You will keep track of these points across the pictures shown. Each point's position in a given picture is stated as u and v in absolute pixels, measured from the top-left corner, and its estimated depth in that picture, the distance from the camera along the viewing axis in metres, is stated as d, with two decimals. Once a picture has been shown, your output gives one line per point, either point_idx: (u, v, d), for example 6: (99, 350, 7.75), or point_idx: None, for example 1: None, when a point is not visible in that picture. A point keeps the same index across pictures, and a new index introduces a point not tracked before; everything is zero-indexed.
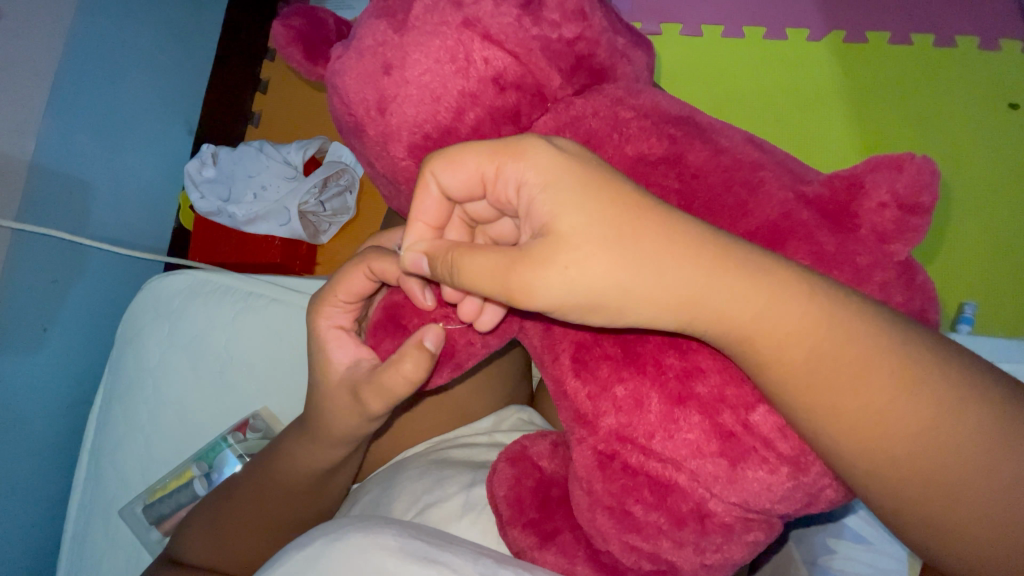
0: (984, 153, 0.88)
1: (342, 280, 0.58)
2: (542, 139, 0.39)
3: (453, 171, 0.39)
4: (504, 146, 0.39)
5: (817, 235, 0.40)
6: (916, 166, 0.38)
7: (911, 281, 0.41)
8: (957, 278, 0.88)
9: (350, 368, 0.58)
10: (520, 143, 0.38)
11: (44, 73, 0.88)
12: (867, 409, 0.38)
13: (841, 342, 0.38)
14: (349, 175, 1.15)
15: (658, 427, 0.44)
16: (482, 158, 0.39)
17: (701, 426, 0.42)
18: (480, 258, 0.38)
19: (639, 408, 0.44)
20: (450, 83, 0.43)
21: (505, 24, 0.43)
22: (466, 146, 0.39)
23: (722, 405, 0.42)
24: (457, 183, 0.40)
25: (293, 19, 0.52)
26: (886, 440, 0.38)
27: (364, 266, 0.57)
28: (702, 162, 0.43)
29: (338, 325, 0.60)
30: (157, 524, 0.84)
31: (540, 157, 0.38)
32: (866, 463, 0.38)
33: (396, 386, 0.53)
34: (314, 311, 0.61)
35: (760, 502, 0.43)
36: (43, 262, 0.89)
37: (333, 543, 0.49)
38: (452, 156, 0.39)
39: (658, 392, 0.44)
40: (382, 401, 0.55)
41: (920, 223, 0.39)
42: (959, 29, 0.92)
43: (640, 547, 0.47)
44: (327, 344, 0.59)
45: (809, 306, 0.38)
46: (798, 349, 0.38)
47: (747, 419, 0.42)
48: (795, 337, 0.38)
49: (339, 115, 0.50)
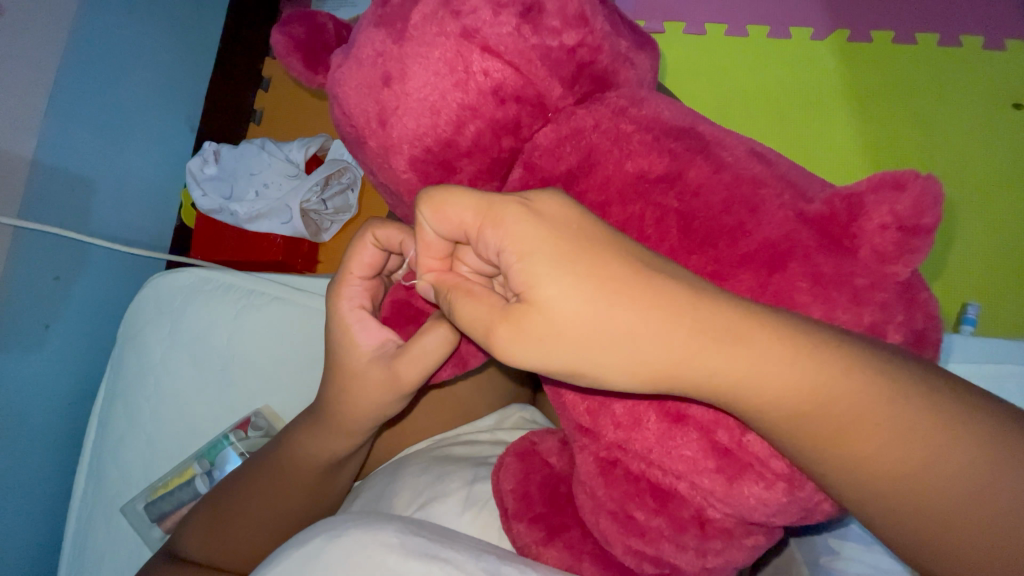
0: (989, 156, 0.88)
1: (354, 254, 0.58)
2: (521, 205, 0.39)
3: (437, 217, 0.40)
4: (485, 209, 0.39)
5: (814, 257, 0.40)
6: (919, 186, 0.38)
7: (913, 300, 0.41)
8: (962, 282, 0.88)
9: (379, 346, 0.57)
10: (500, 209, 0.39)
11: (46, 72, 0.88)
12: (859, 460, 0.38)
13: (827, 393, 0.38)
14: (351, 174, 1.15)
15: (656, 444, 0.44)
16: (465, 217, 0.40)
17: (698, 442, 0.42)
18: (471, 305, 0.40)
19: (637, 425, 0.44)
20: (450, 95, 0.43)
21: (504, 34, 0.42)
22: (454, 194, 0.40)
23: (717, 424, 0.42)
24: (445, 228, 0.41)
25: (293, 27, 0.52)
26: (869, 495, 0.38)
27: (367, 235, 0.57)
28: (704, 178, 0.42)
29: (358, 306, 0.58)
30: (159, 521, 0.84)
31: (516, 226, 0.38)
32: (854, 505, 0.39)
33: (428, 358, 0.54)
34: (332, 297, 0.59)
35: (755, 515, 0.43)
36: (45, 261, 0.89)
37: (334, 540, 0.50)
38: (437, 203, 0.40)
39: (655, 410, 0.44)
40: (411, 376, 0.55)
41: (921, 246, 0.39)
42: (966, 28, 0.91)
43: (642, 551, 0.47)
44: (352, 326, 0.58)
45: (794, 367, 0.37)
46: (789, 410, 0.38)
47: (742, 439, 0.41)
48: (786, 400, 0.38)
49: (340, 125, 0.50)
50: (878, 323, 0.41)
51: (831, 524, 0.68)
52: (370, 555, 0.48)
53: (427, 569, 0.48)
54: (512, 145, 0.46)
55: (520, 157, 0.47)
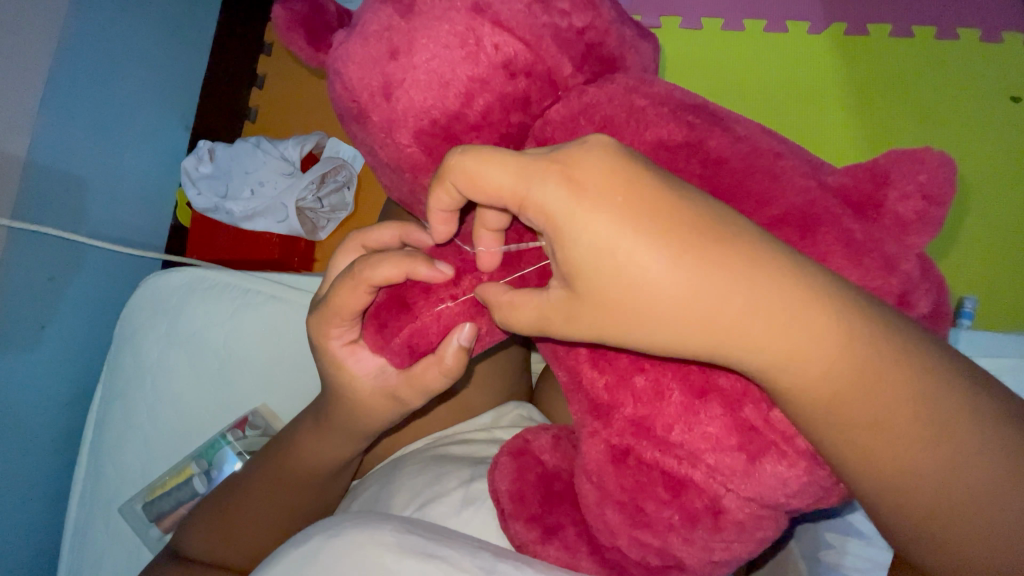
0: (986, 145, 0.88)
1: (340, 301, 0.51)
2: (562, 175, 0.37)
3: (473, 191, 0.39)
4: (521, 180, 0.38)
5: (845, 222, 0.40)
6: (937, 159, 0.40)
7: (931, 273, 0.42)
8: (963, 272, 0.88)
9: (378, 374, 0.56)
10: (537, 181, 0.37)
11: (40, 67, 0.87)
12: (886, 439, 0.38)
13: (861, 369, 0.38)
14: (347, 171, 1.14)
15: (678, 419, 0.43)
16: (501, 191, 0.39)
17: (722, 420, 0.42)
18: (521, 294, 0.42)
19: (659, 399, 0.44)
20: (459, 68, 0.43)
21: (516, 10, 0.43)
22: (487, 164, 0.38)
23: (745, 399, 0.42)
24: (478, 195, 0.39)
25: (295, 4, 0.51)
26: (904, 472, 0.38)
27: (361, 285, 0.49)
28: (724, 148, 0.42)
29: (350, 341, 0.55)
30: (157, 520, 0.84)
31: (556, 204, 0.37)
32: (881, 492, 0.39)
33: (435, 379, 0.53)
34: (321, 330, 0.55)
35: (775, 496, 0.43)
36: (39, 261, 0.88)
37: (332, 540, 0.50)
38: (466, 175, 0.39)
39: (679, 384, 0.43)
40: (418, 393, 0.56)
41: (938, 214, 0.40)
42: (962, 21, 0.91)
43: (648, 543, 0.47)
44: (346, 362, 0.56)
45: (829, 347, 0.38)
46: (827, 392, 0.38)
47: (770, 414, 0.42)
48: (826, 383, 0.38)
49: (341, 103, 0.49)
50: (906, 295, 0.40)
51: (828, 515, 0.68)
52: (368, 555, 0.49)
53: (425, 568, 0.48)
54: (521, 121, 0.45)
55: (531, 133, 0.46)
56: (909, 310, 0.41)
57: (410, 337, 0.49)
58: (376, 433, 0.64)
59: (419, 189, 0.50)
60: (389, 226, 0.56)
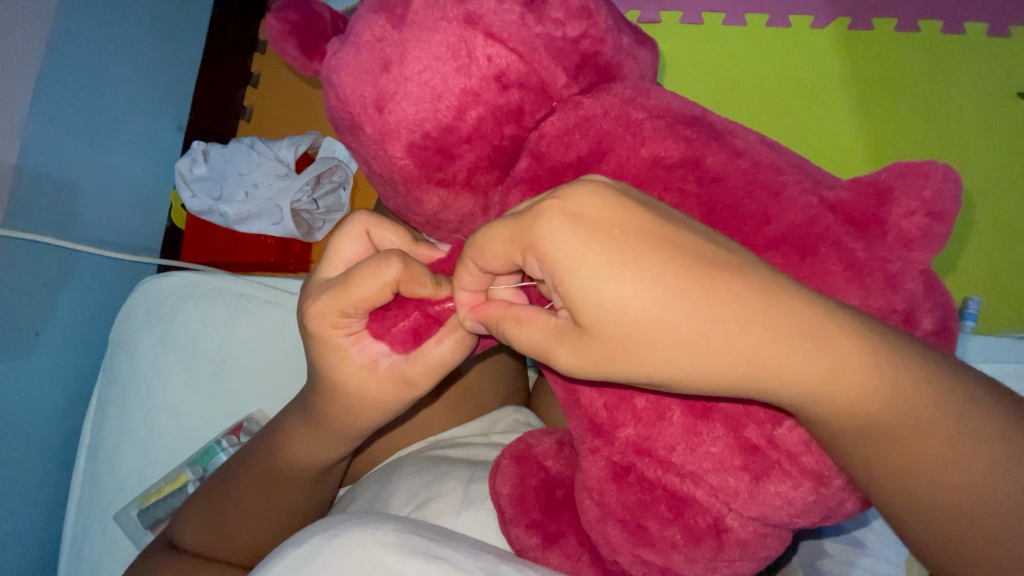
0: (992, 144, 0.86)
1: (357, 294, 0.47)
2: (560, 216, 0.36)
3: (484, 256, 0.40)
4: (522, 228, 0.37)
5: (849, 240, 0.39)
6: (940, 174, 0.39)
7: (937, 291, 0.40)
8: (968, 273, 0.87)
9: (384, 363, 0.52)
10: (535, 227, 0.36)
11: (26, 71, 0.85)
12: (901, 455, 0.38)
13: (873, 397, 0.37)
14: (343, 171, 1.11)
15: (680, 439, 0.42)
16: (503, 246, 0.38)
17: (725, 440, 0.41)
18: (526, 329, 0.40)
19: (660, 419, 0.43)
20: (451, 80, 0.41)
21: (509, 21, 0.41)
22: (492, 229, 0.39)
23: (747, 419, 0.41)
24: (494, 264, 0.40)
25: (287, 12, 0.50)
26: (917, 484, 0.39)
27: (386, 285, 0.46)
28: (723, 164, 0.41)
29: (353, 330, 0.51)
30: (152, 527, 0.83)
31: (557, 246, 0.35)
32: (901, 500, 0.40)
33: (447, 353, 0.50)
34: (321, 318, 0.50)
35: (779, 515, 0.42)
36: (32, 268, 0.87)
37: (333, 539, 0.49)
38: (478, 246, 0.40)
39: (680, 404, 0.42)
40: (433, 375, 0.52)
41: (943, 232, 0.39)
42: (969, 14, 0.89)
43: (651, 561, 0.46)
44: (348, 352, 0.51)
45: (844, 372, 0.36)
46: (844, 422, 0.37)
47: (773, 434, 0.40)
48: (844, 413, 0.37)
49: (334, 112, 0.47)
50: (912, 312, 0.39)
51: (830, 529, 0.68)
52: (369, 553, 0.48)
53: (427, 568, 0.47)
54: (515, 133, 0.43)
55: (526, 146, 0.44)
56: (916, 327, 0.40)
57: (416, 324, 0.50)
58: (368, 432, 0.62)
59: (413, 202, 0.48)
60: (399, 230, 0.53)
